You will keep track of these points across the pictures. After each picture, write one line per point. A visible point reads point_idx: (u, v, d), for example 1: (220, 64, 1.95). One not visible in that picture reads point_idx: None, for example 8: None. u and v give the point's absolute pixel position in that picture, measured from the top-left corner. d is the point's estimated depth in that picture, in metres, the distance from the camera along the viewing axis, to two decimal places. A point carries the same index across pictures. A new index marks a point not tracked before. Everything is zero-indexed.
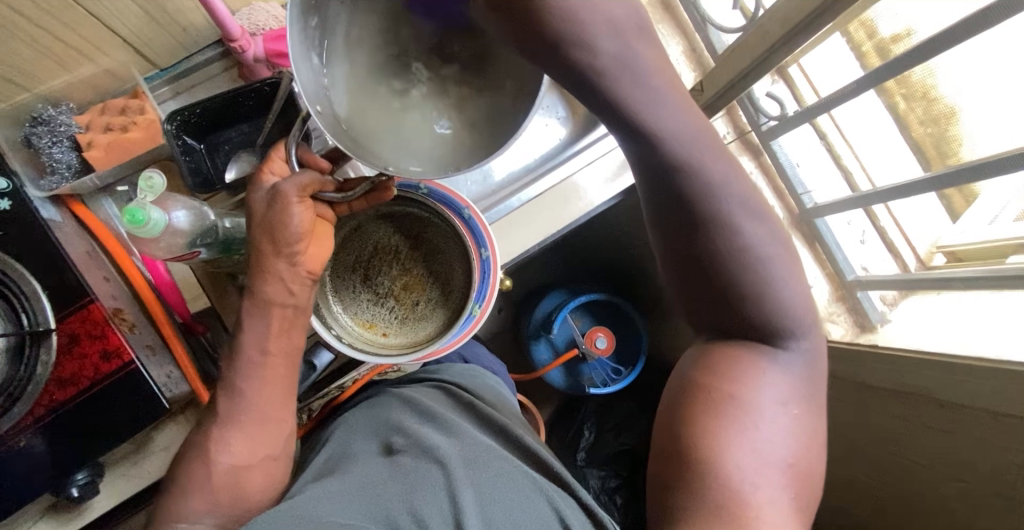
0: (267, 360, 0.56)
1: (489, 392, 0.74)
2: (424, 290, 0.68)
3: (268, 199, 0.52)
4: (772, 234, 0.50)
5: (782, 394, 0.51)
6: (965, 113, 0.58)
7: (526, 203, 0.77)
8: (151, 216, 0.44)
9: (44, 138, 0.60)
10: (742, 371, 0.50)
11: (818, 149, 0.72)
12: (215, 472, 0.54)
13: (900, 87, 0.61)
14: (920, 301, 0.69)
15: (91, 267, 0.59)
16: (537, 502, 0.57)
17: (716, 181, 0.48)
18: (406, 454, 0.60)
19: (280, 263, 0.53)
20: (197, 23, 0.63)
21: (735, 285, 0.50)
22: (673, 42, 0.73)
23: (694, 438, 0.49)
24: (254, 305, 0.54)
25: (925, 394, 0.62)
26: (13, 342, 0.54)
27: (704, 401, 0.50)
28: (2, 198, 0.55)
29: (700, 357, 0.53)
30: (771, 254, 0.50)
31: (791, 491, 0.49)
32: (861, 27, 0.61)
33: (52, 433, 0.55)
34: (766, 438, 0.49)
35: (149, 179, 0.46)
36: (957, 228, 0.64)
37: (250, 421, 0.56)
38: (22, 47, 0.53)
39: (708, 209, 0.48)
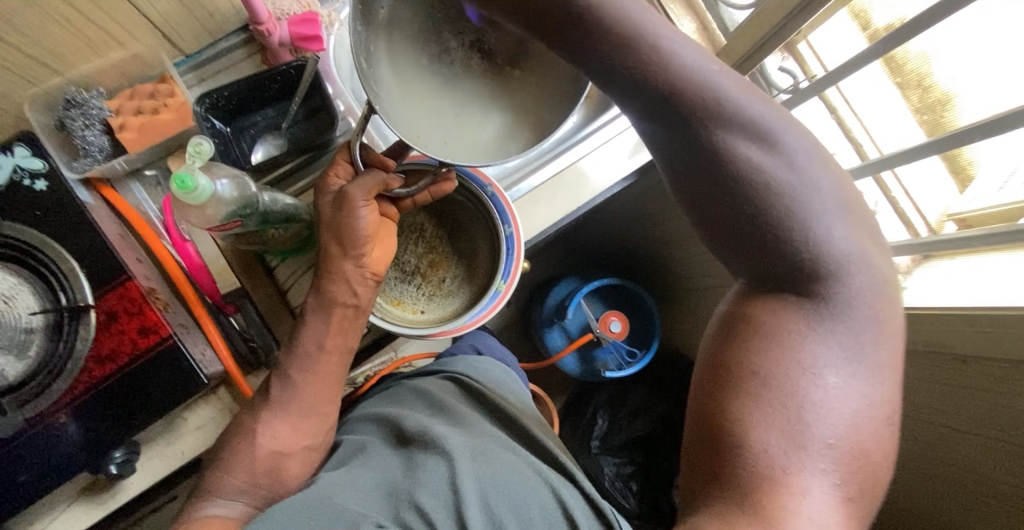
0: (323, 355, 0.60)
1: (506, 382, 0.73)
2: (449, 267, 0.70)
3: (335, 204, 0.55)
4: (800, 160, 0.44)
5: (828, 363, 0.44)
6: (961, 98, 0.61)
7: (545, 183, 0.78)
8: (200, 182, 0.46)
9: (77, 121, 0.60)
10: (776, 342, 0.45)
11: (828, 123, 0.73)
12: (260, 454, 0.59)
13: (895, 76, 0.66)
14: (934, 269, 0.69)
15: (125, 248, 0.60)
16: (544, 496, 0.54)
17: (741, 127, 0.42)
18: (415, 447, 0.59)
19: (346, 265, 0.57)
20: (224, 9, 0.64)
21: (764, 223, 0.44)
22: (686, 21, 0.74)
23: (716, 422, 0.45)
24: (320, 302, 0.58)
25: (945, 352, 0.63)
26: (52, 319, 0.54)
27: (728, 377, 0.45)
28: (41, 180, 0.56)
29: (738, 316, 0.48)
30: (799, 181, 0.44)
31: (837, 476, 0.43)
32: (857, 19, 0.65)
33: (91, 411, 0.55)
34: (803, 418, 0.43)
35: (198, 146, 0.51)
36: (965, 197, 0.66)
37: (294, 412, 0.60)
38: (56, 30, 0.53)
39: (732, 157, 0.43)
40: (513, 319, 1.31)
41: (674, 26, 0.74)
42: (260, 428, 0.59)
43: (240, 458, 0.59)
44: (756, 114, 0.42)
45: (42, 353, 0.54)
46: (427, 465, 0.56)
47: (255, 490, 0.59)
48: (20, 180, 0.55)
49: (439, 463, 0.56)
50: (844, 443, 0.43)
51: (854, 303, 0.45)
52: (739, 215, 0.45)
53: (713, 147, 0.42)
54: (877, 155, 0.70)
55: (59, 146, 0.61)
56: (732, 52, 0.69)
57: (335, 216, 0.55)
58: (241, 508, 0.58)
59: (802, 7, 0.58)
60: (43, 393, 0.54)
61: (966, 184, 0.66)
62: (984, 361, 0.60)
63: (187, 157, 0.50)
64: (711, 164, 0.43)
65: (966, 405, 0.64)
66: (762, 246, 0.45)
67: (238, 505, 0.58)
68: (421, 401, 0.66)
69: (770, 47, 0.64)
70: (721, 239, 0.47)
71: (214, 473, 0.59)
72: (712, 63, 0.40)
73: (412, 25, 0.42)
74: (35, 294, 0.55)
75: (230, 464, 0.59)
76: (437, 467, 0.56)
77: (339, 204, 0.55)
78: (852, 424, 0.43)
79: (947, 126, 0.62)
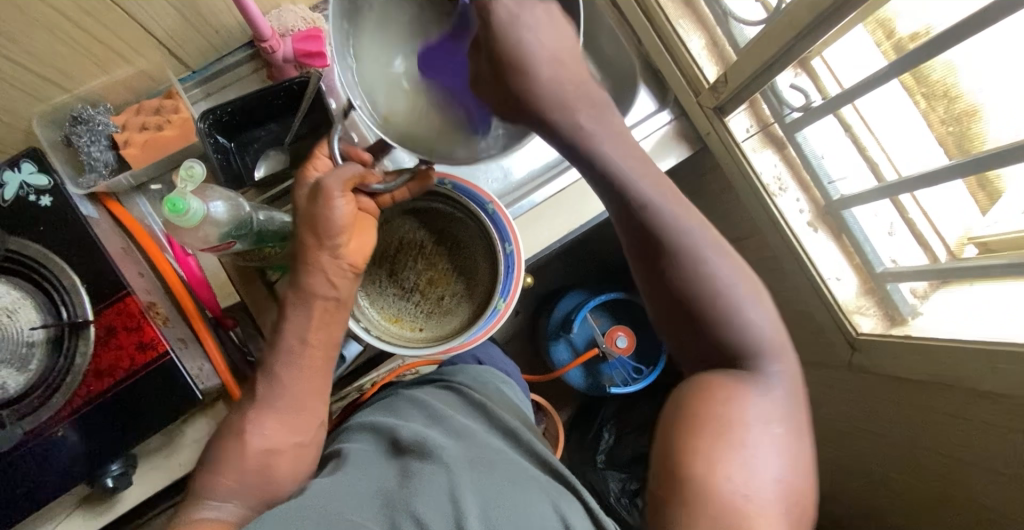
0: (305, 348, 0.59)
1: (505, 395, 0.71)
2: (449, 284, 0.69)
3: (312, 195, 0.55)
4: (727, 254, 0.50)
5: (765, 412, 0.47)
6: (988, 111, 0.57)
7: (548, 199, 0.77)
8: (191, 205, 0.46)
9: (82, 137, 0.61)
10: (720, 391, 0.47)
11: (842, 141, 0.70)
12: (249, 453, 0.57)
13: (920, 85, 0.61)
14: (951, 293, 0.66)
15: (128, 263, 0.61)
16: (545, 508, 0.54)
17: (680, 221, 0.49)
18: (411, 455, 0.58)
19: (323, 257, 0.57)
20: (230, 26, 0.65)
21: (699, 303, 0.49)
22: (694, 36, 0.73)
23: (681, 453, 0.45)
24: (297, 296, 0.58)
25: (959, 386, 0.60)
26: (53, 334, 0.56)
27: (686, 420, 0.47)
28: (45, 196, 0.56)
29: (683, 387, 0.50)
30: (728, 266, 0.49)
31: (784, 510, 0.44)
32: (879, 27, 0.60)
33: (87, 425, 0.56)
34: (752, 454, 0.45)
35: (190, 169, 0.49)
36: (987, 219, 0.62)
37: (285, 406, 0.58)
38: (62, 47, 0.55)
39: (670, 242, 0.49)
40: (521, 330, 1.30)
41: (682, 43, 0.72)
42: (248, 429, 0.58)
43: (229, 458, 0.57)
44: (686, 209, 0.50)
45: (41, 368, 0.55)
46: (427, 475, 0.55)
47: (248, 489, 0.56)
48: (26, 196, 0.56)
49: (437, 472, 0.56)
50: (784, 483, 0.45)
51: (777, 377, 0.49)
52: (674, 292, 0.49)
53: (654, 232, 0.49)
54: (896, 177, 0.66)
55: (65, 161, 0.61)
56: (739, 70, 0.67)
57: (310, 206, 0.56)
58: (232, 510, 0.55)
59: (811, 28, 0.56)
60: (42, 406, 0.55)
61: (990, 204, 0.61)
62: (1000, 397, 0.56)
63: (178, 183, 0.48)
64: (653, 244, 0.49)
65: (979, 441, 0.60)
66: (695, 323, 0.50)
67: (230, 507, 0.55)
68: (417, 411, 0.65)
69: (779, 66, 0.62)
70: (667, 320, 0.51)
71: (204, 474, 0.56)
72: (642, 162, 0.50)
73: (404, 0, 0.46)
74: (37, 308, 0.56)
75: (220, 466, 0.56)
76: (435, 475, 0.55)
77: (314, 195, 0.55)
78: (787, 465, 0.45)
79: (976, 140, 0.58)
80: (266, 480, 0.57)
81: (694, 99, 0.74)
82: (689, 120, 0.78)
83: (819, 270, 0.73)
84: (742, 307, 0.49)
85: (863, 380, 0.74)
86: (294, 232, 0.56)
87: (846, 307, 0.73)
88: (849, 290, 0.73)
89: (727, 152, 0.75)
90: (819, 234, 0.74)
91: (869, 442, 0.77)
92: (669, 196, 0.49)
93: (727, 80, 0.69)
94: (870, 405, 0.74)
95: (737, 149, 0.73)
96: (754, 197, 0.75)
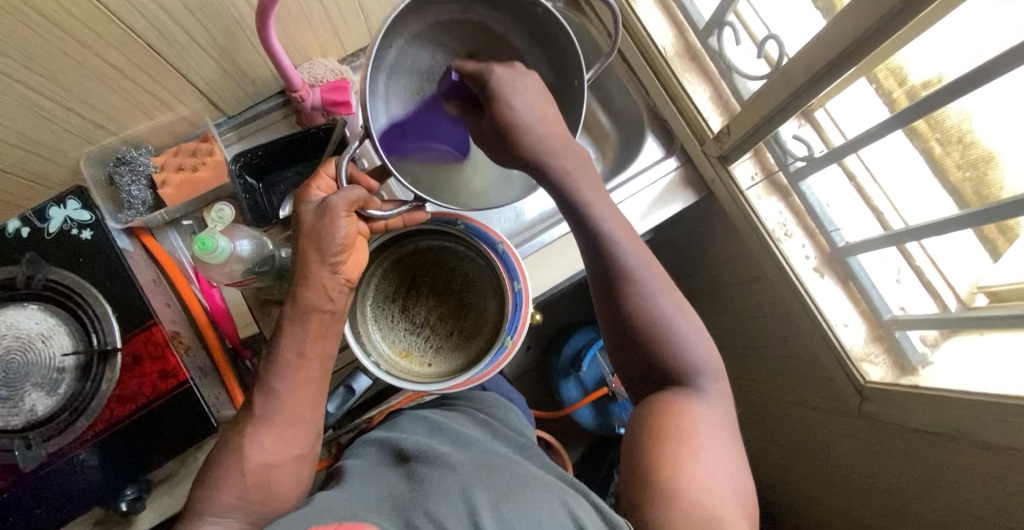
0: (303, 363, 0.58)
1: (509, 416, 0.74)
2: (457, 320, 0.71)
3: (317, 211, 0.56)
4: (670, 290, 0.61)
5: (711, 419, 0.56)
6: (1006, 157, 0.55)
7: (558, 239, 0.80)
8: (219, 243, 0.50)
9: (124, 177, 0.66)
10: (674, 402, 0.57)
11: (847, 189, 0.72)
12: (249, 468, 0.55)
13: (934, 131, 0.60)
14: (960, 344, 0.65)
15: (156, 294, 0.64)
16: (555, 503, 0.52)
17: (633, 261, 0.60)
18: (416, 461, 0.60)
19: (323, 272, 0.57)
20: (264, 76, 0.71)
21: (650, 328, 0.59)
22: (699, 88, 0.76)
23: (649, 456, 0.52)
24: (295, 311, 0.57)
25: (970, 437, 0.59)
26: (82, 360, 0.59)
27: (650, 428, 0.55)
28: (86, 230, 0.60)
29: (641, 405, 0.59)
30: (671, 299, 0.61)
31: (740, 500, 0.52)
32: (891, 75, 0.60)
33: (106, 448, 0.58)
34: (705, 455, 0.53)
35: (220, 212, 0.56)
36: (997, 267, 0.61)
37: (284, 420, 0.57)
38: (112, 95, 0.61)
39: (624, 278, 0.60)
40: (532, 367, 1.30)
41: (687, 95, 0.76)
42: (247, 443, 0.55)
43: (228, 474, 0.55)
44: (640, 251, 0.61)
45: (70, 392, 0.58)
46: (435, 478, 0.55)
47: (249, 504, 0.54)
48: (69, 229, 0.60)
49: (445, 472, 0.56)
50: (733, 476, 0.53)
51: (713, 395, 0.58)
52: (630, 320, 0.60)
53: (615, 267, 0.60)
54: (901, 225, 0.67)
55: (106, 197, 0.67)
56: (741, 120, 0.69)
57: (317, 223, 0.56)
58: (232, 525, 0.53)
59: (807, 84, 0.59)
60: (67, 429, 0.58)
61: (998, 255, 0.60)
62: (1012, 450, 0.55)
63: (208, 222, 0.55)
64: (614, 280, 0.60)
65: (996, 495, 0.59)
66: (642, 348, 0.60)
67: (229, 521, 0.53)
68: (422, 426, 0.67)
69: (780, 118, 0.65)
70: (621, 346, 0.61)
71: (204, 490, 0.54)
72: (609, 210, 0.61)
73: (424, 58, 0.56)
74: (69, 335, 0.59)
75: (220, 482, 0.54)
76: (442, 474, 0.56)
77: (325, 212, 0.56)
78: (732, 460, 0.54)
79: (993, 187, 0.57)
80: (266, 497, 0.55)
81: (699, 148, 0.77)
82: (695, 167, 0.80)
83: (826, 316, 0.73)
84: (679, 336, 0.59)
85: (874, 429, 0.72)
86: (295, 247, 0.56)
87: (854, 353, 0.72)
88: (857, 336, 0.72)
89: (731, 198, 0.76)
90: (825, 280, 0.74)
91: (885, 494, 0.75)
92: (625, 241, 0.61)
93: (730, 130, 0.72)
94: (883, 454, 0.72)
95: (742, 196, 0.75)
96: (759, 243, 0.76)
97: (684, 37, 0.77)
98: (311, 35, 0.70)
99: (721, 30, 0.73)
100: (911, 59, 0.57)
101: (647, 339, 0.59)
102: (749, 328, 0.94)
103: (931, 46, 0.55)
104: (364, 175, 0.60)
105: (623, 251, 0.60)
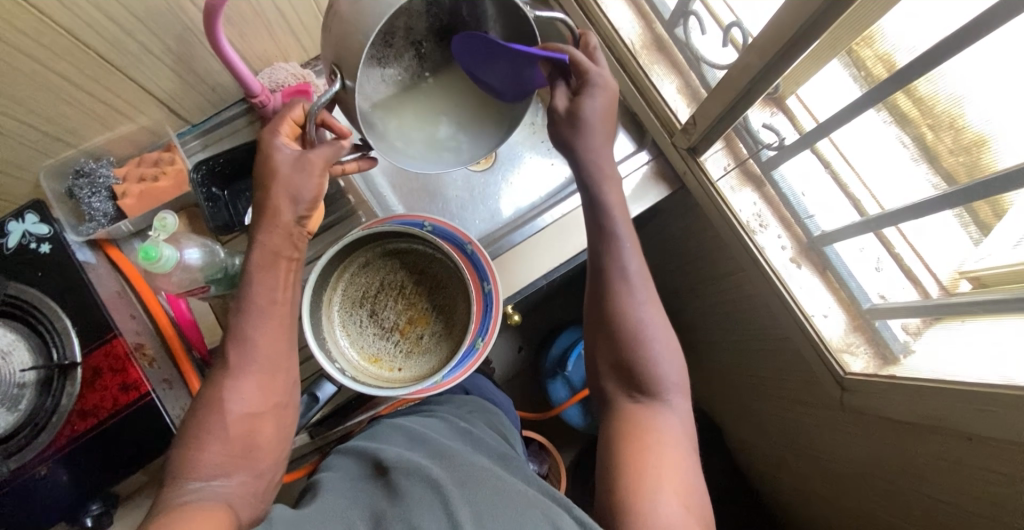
0: (274, 309, 0.57)
1: (489, 425, 0.71)
2: (428, 324, 0.70)
3: (294, 162, 0.54)
4: (655, 302, 0.65)
5: (682, 434, 0.59)
6: (998, 141, 0.51)
7: (529, 237, 0.78)
8: (163, 252, 0.54)
9: (84, 190, 0.66)
10: (649, 417, 0.60)
11: (822, 176, 0.67)
12: (231, 420, 0.54)
13: (926, 118, 0.55)
14: (946, 331, 0.60)
15: (119, 306, 0.63)
16: (540, 520, 0.46)
17: (625, 275, 0.65)
18: (396, 473, 0.53)
19: (292, 221, 0.56)
20: (225, 83, 0.70)
21: (632, 337, 0.63)
22: (667, 80, 0.75)
23: (625, 463, 0.55)
24: (264, 259, 0.56)
25: (950, 428, 0.57)
26: (43, 375, 0.59)
27: (628, 434, 0.58)
28: (44, 243, 0.61)
29: (616, 415, 0.62)
30: (653, 311, 0.65)
31: (703, 514, 0.53)
32: (879, 62, 0.55)
33: (70, 462, 0.59)
34: (672, 467, 0.55)
35: (164, 220, 0.57)
36: (980, 251, 0.56)
37: (259, 370, 0.55)
38: (67, 108, 0.60)
39: (614, 290, 0.64)
40: (522, 369, 1.30)
41: (655, 88, 0.75)
42: (224, 394, 0.54)
43: (210, 428, 0.53)
44: (638, 263, 0.66)
45: (31, 408, 0.59)
46: (414, 494, 0.49)
47: (233, 459, 0.53)
48: (27, 243, 0.61)
49: (427, 491, 0.49)
50: (698, 488, 0.54)
51: (681, 409, 0.62)
52: (612, 324, 0.64)
53: (607, 273, 0.65)
54: (878, 211, 0.63)
55: (67, 212, 0.66)
56: (707, 112, 0.68)
57: (293, 171, 0.54)
58: (221, 488, 0.52)
59: (765, 70, 0.58)
60: (28, 445, 0.58)
61: (986, 232, 0.55)
62: (989, 440, 0.53)
63: (152, 231, 0.57)
64: (603, 284, 0.65)
65: (978, 483, 0.57)
66: (622, 359, 0.63)
67: (215, 486, 0.51)
68: (402, 438, 0.62)
69: (742, 106, 0.64)
70: (604, 355, 0.65)
71: (182, 455, 0.53)
72: (620, 214, 0.66)
73: (400, 15, 0.54)
74: (30, 350, 0.60)
75: (202, 437, 0.53)
76: (425, 494, 0.49)
77: (303, 160, 0.54)
78: (698, 474, 0.56)
79: (986, 171, 0.52)
80: (251, 449, 0.55)
81: (669, 140, 0.77)
82: (667, 160, 0.81)
83: (803, 308, 0.71)
84: (654, 347, 0.63)
85: (859, 421, 0.71)
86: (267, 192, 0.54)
87: (833, 344, 0.70)
88: (836, 327, 0.70)
89: (704, 191, 0.76)
90: (802, 271, 0.72)
91: (878, 489, 0.73)
92: (629, 250, 0.65)
93: (695, 121, 0.71)
94: (869, 446, 0.71)
95: (712, 188, 0.75)
96: (733, 235, 0.75)
97: (651, 27, 0.76)
98: (269, 39, 0.71)
99: (685, 20, 0.71)
100: (892, 28, 0.52)
101: (625, 348, 0.63)
102: (731, 322, 0.92)
103: (907, 18, 0.51)
104: (327, 116, 0.56)
105: (620, 263, 0.65)
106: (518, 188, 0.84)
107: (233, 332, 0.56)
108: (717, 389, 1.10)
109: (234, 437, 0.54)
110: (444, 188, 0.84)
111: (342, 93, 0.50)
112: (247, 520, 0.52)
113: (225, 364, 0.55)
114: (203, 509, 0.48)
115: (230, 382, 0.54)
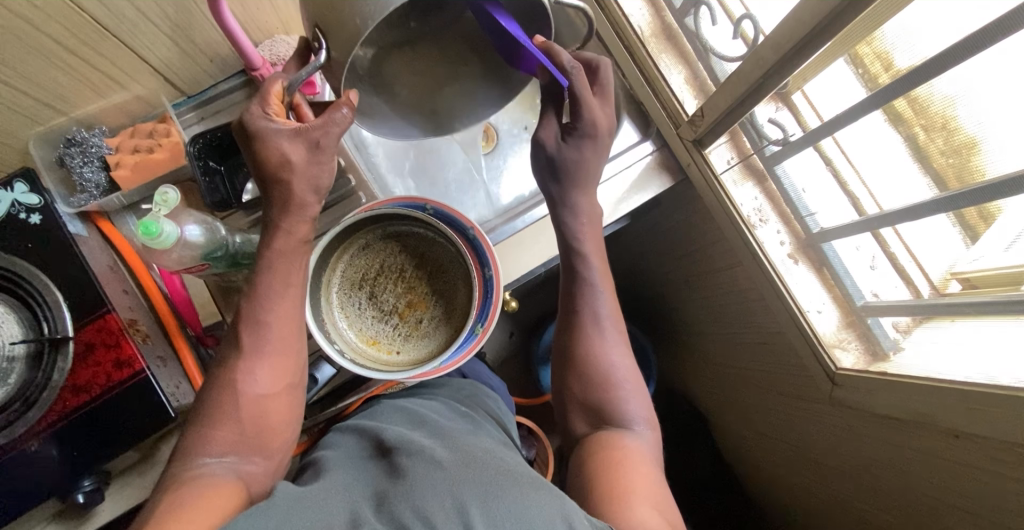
0: (288, 292, 0.56)
1: (485, 409, 0.71)
2: (427, 308, 0.69)
3: (308, 144, 0.52)
4: (623, 338, 0.68)
5: (651, 459, 0.59)
6: (988, 146, 0.51)
7: (530, 225, 0.77)
8: (164, 229, 0.53)
9: (76, 158, 0.63)
10: (618, 439, 0.60)
11: (823, 174, 0.67)
12: (244, 402, 0.53)
13: (919, 117, 0.55)
14: (935, 330, 0.62)
15: (113, 281, 0.62)
16: (546, 500, 0.45)
17: (593, 307, 0.68)
18: (397, 454, 0.53)
19: (310, 198, 0.55)
20: (222, 53, 0.68)
21: (601, 367, 0.65)
22: (675, 70, 0.75)
23: (597, 478, 0.55)
24: (286, 239, 0.55)
25: (938, 425, 0.58)
26: (32, 349, 0.58)
27: (599, 455, 0.58)
28: (34, 213, 0.59)
29: (586, 442, 0.62)
30: (619, 346, 0.67)
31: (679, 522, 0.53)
32: (877, 60, 0.55)
33: (61, 438, 0.58)
34: (645, 479, 0.55)
35: (164, 195, 0.57)
36: (971, 253, 0.56)
37: (274, 351, 0.55)
38: (58, 73, 0.58)
39: (585, 327, 0.67)
40: (514, 355, 1.31)
41: (663, 77, 0.75)
42: (238, 376, 0.54)
43: (223, 408, 0.53)
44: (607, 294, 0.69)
45: (20, 381, 0.57)
46: (412, 472, 0.49)
47: (244, 440, 0.53)
48: (16, 213, 0.59)
49: (426, 471, 0.49)
50: (670, 503, 0.54)
51: (647, 437, 0.62)
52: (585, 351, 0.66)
53: (579, 302, 0.68)
54: (876, 211, 0.63)
55: (58, 182, 0.64)
56: (715, 106, 0.68)
57: (310, 165, 0.53)
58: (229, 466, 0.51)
59: (780, 64, 0.58)
60: (18, 420, 0.57)
61: (974, 238, 0.55)
62: (977, 437, 0.55)
63: (153, 206, 0.56)
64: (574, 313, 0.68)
65: (964, 477, 0.59)
66: (592, 385, 0.65)
67: (226, 462, 0.51)
68: (403, 417, 0.62)
69: (752, 101, 0.64)
70: (577, 382, 0.66)
71: (193, 434, 0.52)
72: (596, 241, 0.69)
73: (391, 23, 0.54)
74: (20, 323, 0.58)
75: (216, 418, 0.53)
76: (424, 470, 0.49)
77: (318, 149, 0.52)
78: (668, 489, 0.55)
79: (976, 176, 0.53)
80: (261, 431, 0.54)
81: (675, 132, 0.77)
82: (670, 152, 0.80)
83: (799, 303, 0.71)
84: (621, 378, 0.65)
85: (846, 415, 0.73)
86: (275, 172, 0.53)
87: (827, 340, 0.71)
88: (829, 324, 0.71)
89: (706, 184, 0.76)
90: (799, 267, 0.73)
91: (862, 481, 0.75)
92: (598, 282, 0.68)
93: (703, 114, 0.71)
94: (857, 439, 0.72)
95: (717, 182, 0.74)
96: (733, 230, 0.75)
97: (661, 15, 0.75)
98: (269, 9, 0.69)
99: (697, 9, 0.70)
100: (898, 31, 0.52)
101: (594, 376, 0.65)
102: (725, 315, 0.94)
103: (916, 19, 0.50)
104: (302, 102, 0.57)
105: (592, 291, 0.68)
106: (517, 174, 0.84)
107: (245, 317, 0.55)
108: (707, 380, 1.12)
109: (247, 418, 0.53)
110: (444, 171, 0.83)
111: (328, 66, 0.48)
112: (259, 495, 0.51)
113: (238, 346, 0.55)
114: (211, 484, 0.47)
115: (244, 364, 0.54)
